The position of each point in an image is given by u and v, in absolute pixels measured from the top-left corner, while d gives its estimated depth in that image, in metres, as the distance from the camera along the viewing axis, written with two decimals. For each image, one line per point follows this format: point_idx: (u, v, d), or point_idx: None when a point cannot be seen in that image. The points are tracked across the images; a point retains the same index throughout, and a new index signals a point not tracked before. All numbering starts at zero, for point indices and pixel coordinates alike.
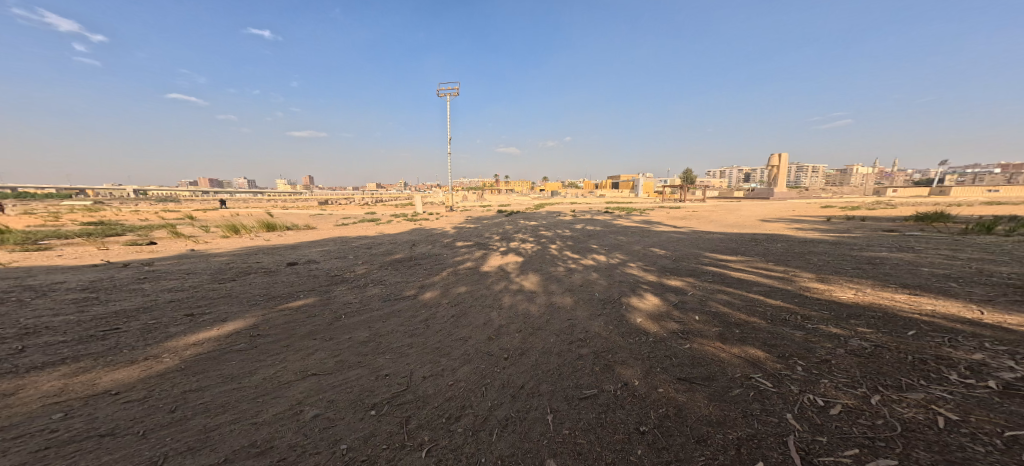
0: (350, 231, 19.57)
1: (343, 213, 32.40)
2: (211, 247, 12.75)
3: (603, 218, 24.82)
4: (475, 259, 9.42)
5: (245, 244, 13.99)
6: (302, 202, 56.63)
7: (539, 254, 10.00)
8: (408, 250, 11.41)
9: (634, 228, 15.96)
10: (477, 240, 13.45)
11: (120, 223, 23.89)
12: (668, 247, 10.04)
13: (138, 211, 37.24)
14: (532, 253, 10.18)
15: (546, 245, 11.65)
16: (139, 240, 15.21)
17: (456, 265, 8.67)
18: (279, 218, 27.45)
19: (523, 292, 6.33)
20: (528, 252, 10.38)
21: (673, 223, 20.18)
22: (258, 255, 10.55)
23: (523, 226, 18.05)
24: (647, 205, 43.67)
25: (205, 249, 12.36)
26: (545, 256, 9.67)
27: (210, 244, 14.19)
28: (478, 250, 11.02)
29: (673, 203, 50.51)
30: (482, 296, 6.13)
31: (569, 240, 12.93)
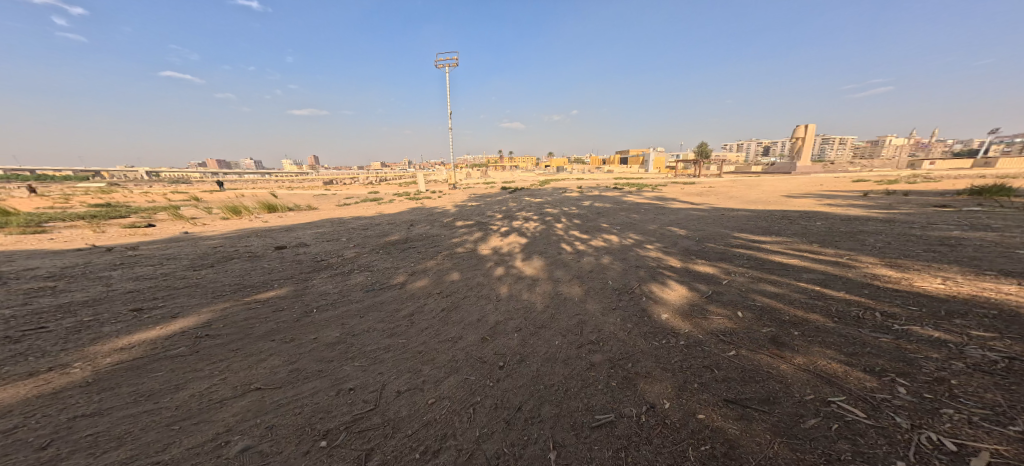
0: (351, 211, 19.00)
1: (346, 192, 31.96)
2: (206, 230, 12.30)
3: (614, 195, 23.49)
4: (475, 241, 8.63)
5: (242, 226, 13.51)
6: (308, 182, 56.61)
7: (544, 234, 9.12)
8: (405, 231, 10.69)
9: (648, 206, 14.84)
10: (480, 219, 12.59)
11: (127, 205, 23.91)
12: (689, 225, 9.02)
13: (148, 193, 37.61)
14: (538, 233, 9.32)
15: (553, 224, 10.73)
16: (139, 222, 14.93)
17: (454, 248, 7.92)
18: (282, 199, 27.06)
19: (525, 279, 5.53)
20: (533, 232, 9.50)
21: (691, 199, 18.81)
22: (248, 238, 10.00)
23: (528, 204, 17.10)
24: (659, 181, 41.80)
25: (200, 231, 11.91)
26: (553, 236, 8.79)
27: (206, 226, 13.77)
28: (480, 231, 10.21)
29: (687, 178, 48.26)
30: (477, 284, 5.36)
31: (578, 218, 11.95)
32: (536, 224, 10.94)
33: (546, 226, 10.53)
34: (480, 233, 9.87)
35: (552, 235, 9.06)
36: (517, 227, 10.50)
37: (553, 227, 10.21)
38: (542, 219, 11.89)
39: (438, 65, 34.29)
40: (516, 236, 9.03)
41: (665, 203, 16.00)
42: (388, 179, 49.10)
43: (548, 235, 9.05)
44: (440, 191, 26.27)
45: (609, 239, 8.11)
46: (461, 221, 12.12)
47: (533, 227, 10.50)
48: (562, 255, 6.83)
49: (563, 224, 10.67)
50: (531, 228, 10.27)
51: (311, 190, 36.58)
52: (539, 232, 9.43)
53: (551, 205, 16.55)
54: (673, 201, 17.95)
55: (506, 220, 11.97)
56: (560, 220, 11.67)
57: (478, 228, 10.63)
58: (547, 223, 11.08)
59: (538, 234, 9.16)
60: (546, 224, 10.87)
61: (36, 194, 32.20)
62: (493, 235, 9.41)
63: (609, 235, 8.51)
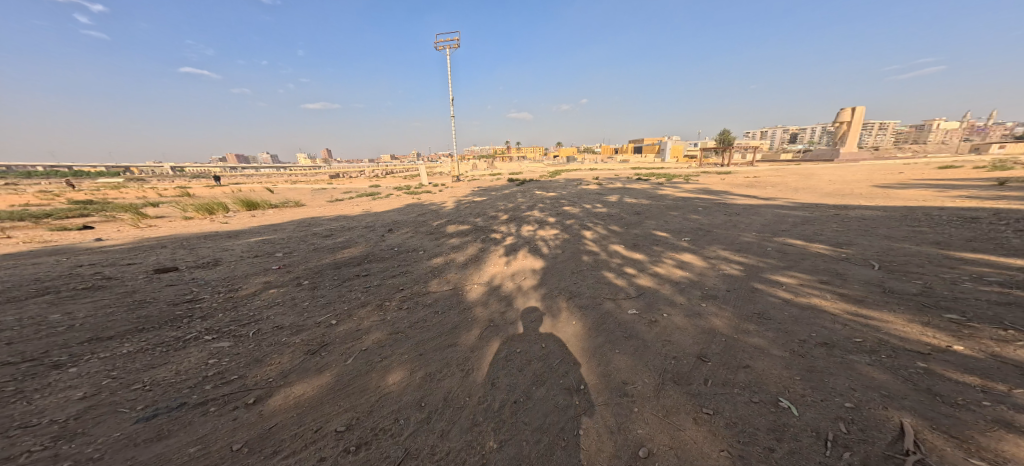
0: (332, 209, 16.14)
1: (339, 187, 29.30)
2: (130, 235, 9.53)
3: (645, 187, 19.87)
4: (470, 264, 5.65)
5: (188, 229, 10.81)
6: (309, 176, 54.64)
7: (576, 249, 6.05)
8: (377, 239, 7.73)
9: (700, 200, 11.42)
10: (482, 221, 9.57)
11: (94, 202, 21.55)
12: (807, 231, 5.74)
13: (140, 188, 35.85)
14: (565, 247, 6.26)
15: (584, 231, 7.60)
16: (65, 224, 12.22)
17: (432, 279, 5.00)
18: (265, 194, 24.34)
19: (567, 388, 2.60)
20: (556, 245, 6.49)
21: (747, 192, 15.05)
22: (154, 248, 7.11)
23: (543, 199, 13.89)
24: (684, 171, 37.67)
25: (123, 236, 9.25)
26: (590, 254, 5.73)
27: (140, 229, 11.01)
28: (481, 241, 7.23)
29: (716, 168, 43.53)
30: (449, 412, 2.42)
31: (615, 219, 8.75)
32: (557, 230, 7.87)
33: (574, 233, 7.43)
34: (481, 245, 6.87)
35: (587, 250, 5.97)
36: (532, 235, 7.48)
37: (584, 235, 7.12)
38: (567, 223, 8.74)
39: (439, 47, 31.24)
40: (532, 253, 6.00)
41: (721, 197, 12.39)
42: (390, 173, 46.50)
43: (580, 250, 6.01)
44: (440, 184, 23.18)
45: (686, 258, 4.95)
46: (457, 225, 9.17)
47: (556, 234, 7.42)
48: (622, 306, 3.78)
49: (598, 230, 7.55)
50: (553, 237, 7.21)
51: (306, 184, 34.13)
52: (567, 245, 6.36)
53: (572, 201, 13.28)
54: (728, 194, 14.21)
55: (517, 224, 8.90)
56: (591, 222, 8.53)
57: (479, 236, 7.67)
58: (574, 228, 8.00)
59: (566, 249, 6.11)
60: (574, 230, 7.79)
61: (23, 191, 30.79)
62: (499, 250, 6.42)
63: (682, 250, 5.35)
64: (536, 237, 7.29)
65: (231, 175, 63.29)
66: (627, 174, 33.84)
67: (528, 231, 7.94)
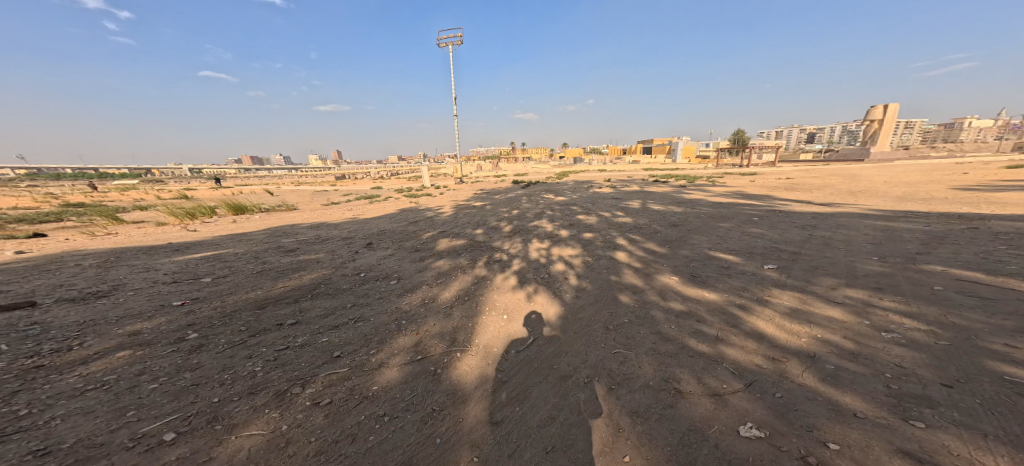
0: (316, 212, 14.50)
1: (333, 189, 27.70)
2: (58, 246, 7.91)
3: (666, 190, 17.89)
4: (458, 311, 4.02)
5: (144, 237, 9.34)
6: (311, 178, 53.66)
7: (610, 287, 4.35)
8: (347, 260, 6.12)
9: (743, 206, 9.56)
10: (483, 233, 7.89)
11: (68, 205, 20.08)
12: (957, 250, 3.94)
13: (134, 190, 34.81)
14: (593, 281, 4.58)
15: (613, 249, 5.88)
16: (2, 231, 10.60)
17: (396, 339, 3.40)
18: (252, 196, 22.74)
19: None
20: (579, 275, 4.80)
21: (791, 194, 12.99)
22: (52, 269, 5.47)
23: (553, 204, 12.16)
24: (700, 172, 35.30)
25: (58, 247, 7.78)
26: (631, 297, 4.04)
27: (81, 237, 9.38)
28: (480, 264, 5.58)
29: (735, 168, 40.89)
30: None
31: (649, 230, 6.99)
32: (577, 248, 6.18)
33: (600, 253, 5.74)
34: (479, 272, 5.23)
35: (625, 288, 4.27)
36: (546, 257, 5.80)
37: (616, 258, 5.39)
38: (588, 237, 7.04)
39: (440, 44, 29.45)
40: (547, 294, 4.32)
41: (767, 202, 10.47)
42: (389, 175, 45.01)
43: (615, 287, 4.33)
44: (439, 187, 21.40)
45: (790, 309, 3.22)
46: (452, 238, 7.53)
47: (577, 255, 5.73)
48: (727, 426, 2.07)
49: (632, 248, 5.82)
50: (574, 259, 5.50)
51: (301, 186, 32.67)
52: (597, 277, 4.67)
53: (587, 207, 11.52)
54: (769, 197, 12.22)
55: (526, 238, 7.22)
56: (620, 236, 6.78)
57: (477, 255, 6.04)
58: (599, 246, 6.28)
59: (596, 286, 4.43)
60: (600, 248, 6.06)
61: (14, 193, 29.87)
62: (502, 280, 4.78)
63: (774, 291, 3.61)
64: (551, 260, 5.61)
65: (235, 177, 62.79)
66: (642, 176, 31.67)
67: (540, 249, 6.26)
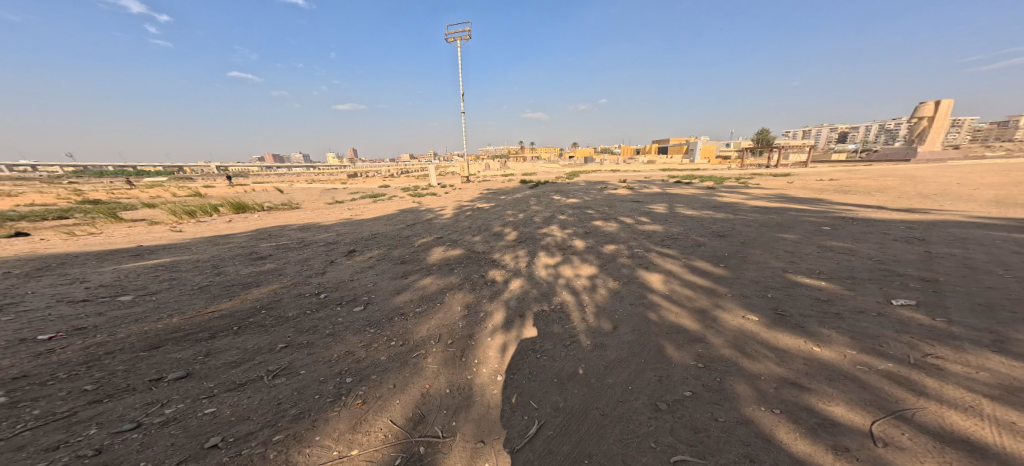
0: (311, 212, 13.56)
1: (337, 188, 26.97)
2: (16, 248, 7.08)
3: (693, 192, 16.07)
4: (428, 367, 2.84)
5: (119, 238, 8.54)
6: (322, 176, 53.78)
7: (651, 331, 3.03)
8: (316, 273, 5.02)
9: (796, 209, 8.01)
10: (484, 241, 6.68)
11: (70, 201, 19.73)
12: None
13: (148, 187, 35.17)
14: (626, 320, 3.26)
15: (647, 269, 4.53)
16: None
17: (322, 415, 2.27)
18: (253, 195, 22.02)
19: None
20: (606, 311, 3.48)
21: (846, 195, 11.19)
22: None
23: (566, 207, 10.85)
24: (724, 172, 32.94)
25: (16, 249, 7.04)
26: (687, 350, 2.72)
27: (48, 237, 8.55)
28: (475, 286, 4.35)
29: (763, 168, 38.07)
30: None
31: (689, 240, 5.58)
32: (599, 267, 4.88)
33: (629, 275, 4.41)
34: (472, 298, 4.02)
35: (675, 335, 2.95)
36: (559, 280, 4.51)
37: (652, 282, 4.07)
38: (611, 250, 5.71)
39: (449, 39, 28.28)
40: (561, 343, 3.04)
41: (823, 204, 8.83)
42: (397, 173, 44.28)
43: (660, 332, 3.01)
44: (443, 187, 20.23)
45: (996, 395, 1.85)
46: (447, 247, 6.34)
47: (601, 277, 4.44)
48: None
49: (673, 268, 4.45)
50: (596, 284, 4.20)
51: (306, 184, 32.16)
52: (630, 314, 3.38)
53: (604, 210, 10.15)
54: (821, 198, 10.49)
55: (535, 251, 5.94)
56: (653, 248, 5.42)
57: (472, 271, 4.82)
58: (627, 263, 4.95)
59: (630, 329, 3.13)
60: (629, 267, 4.74)
61: (34, 189, 30.45)
62: (497, 317, 3.56)
63: (939, 353, 2.22)
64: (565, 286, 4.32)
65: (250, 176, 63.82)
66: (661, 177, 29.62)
67: (551, 268, 4.96)
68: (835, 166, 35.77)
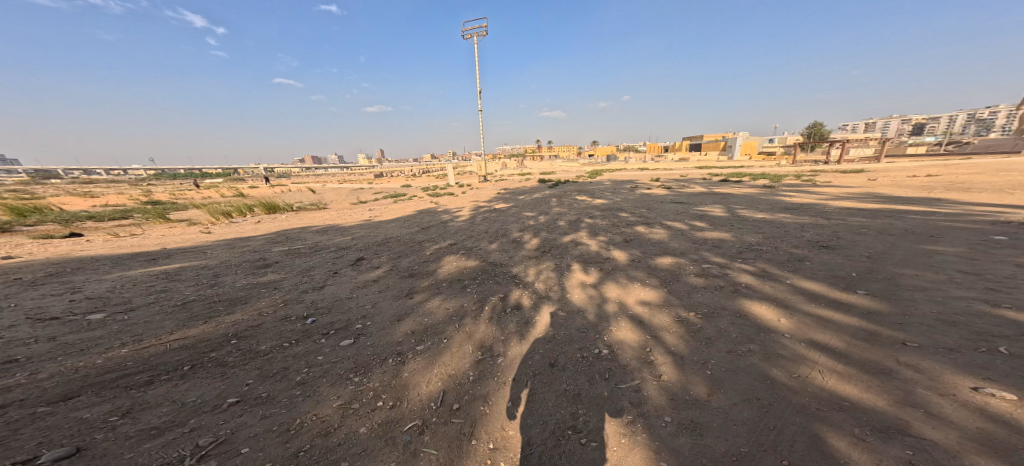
0: (332, 214, 13.30)
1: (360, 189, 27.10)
2: (47, 251, 7.06)
3: (746, 191, 14.08)
4: (422, 454, 2.01)
5: (145, 240, 8.47)
6: (352, 177, 55.57)
7: (789, 417, 1.93)
8: (315, 287, 4.35)
9: (906, 209, 6.35)
10: (512, 251, 5.74)
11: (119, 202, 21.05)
12: None
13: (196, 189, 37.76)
14: (734, 393, 2.20)
15: (740, 295, 3.36)
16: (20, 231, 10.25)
17: None
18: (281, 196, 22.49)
19: None
20: (695, 376, 2.43)
21: (957, 192, 9.03)
22: None
23: (601, 208, 9.68)
24: (772, 169, 29.65)
25: (46, 252, 7.02)
26: (885, 461, 1.57)
27: (82, 239, 8.64)
28: (494, 327, 3.47)
29: (820, 164, 33.81)
30: None
31: (783, 250, 4.27)
32: (665, 293, 3.78)
33: (714, 306, 3.28)
34: (496, 344, 3.18)
35: (838, 425, 1.83)
36: (614, 320, 3.50)
37: (754, 321, 2.92)
38: (675, 262, 4.53)
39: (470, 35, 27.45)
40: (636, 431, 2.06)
41: (937, 204, 6.97)
42: (421, 174, 44.52)
43: (806, 418, 1.90)
44: (464, 186, 19.48)
45: None
46: (467, 257, 5.48)
47: (672, 312, 3.36)
48: None
49: (778, 294, 3.23)
50: (666, 327, 3.14)
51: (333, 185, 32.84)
52: (741, 377, 2.32)
53: (647, 212, 8.87)
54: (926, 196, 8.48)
55: (574, 268, 4.92)
56: (735, 261, 4.17)
57: (494, 302, 3.94)
58: (704, 283, 3.77)
59: (749, 407, 2.05)
60: (709, 291, 3.57)
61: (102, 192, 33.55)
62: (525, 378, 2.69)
63: None
64: (623, 327, 3.31)
65: (290, 177, 67.66)
66: (700, 175, 27.05)
67: (601, 301, 3.94)
68: (914, 160, 30.82)
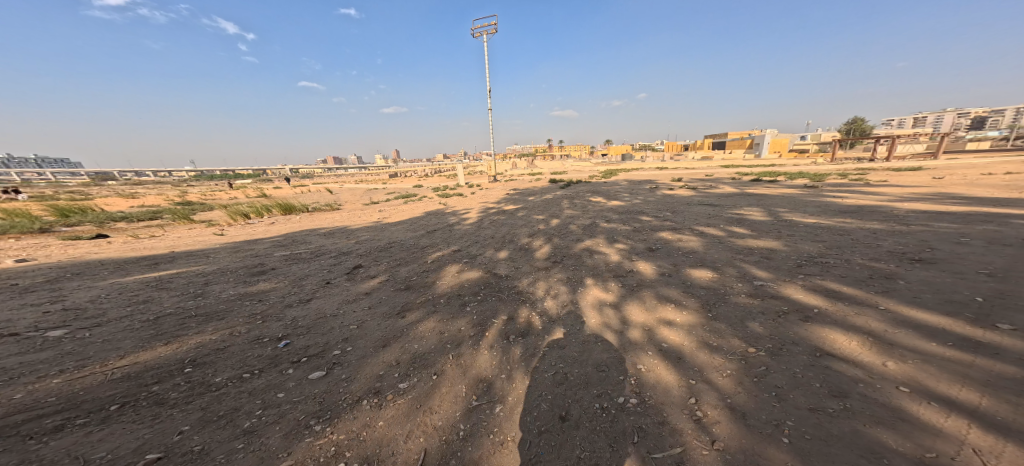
0: (343, 215, 13.15)
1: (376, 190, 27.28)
2: (60, 253, 7.09)
3: (784, 190, 12.80)
4: None
5: (157, 242, 8.46)
6: (371, 178, 56.71)
7: None
8: (301, 300, 3.94)
9: (1000, 211, 5.24)
10: (521, 264, 5.15)
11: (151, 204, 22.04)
12: None
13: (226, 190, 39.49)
14: None
15: (815, 325, 2.58)
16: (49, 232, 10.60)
17: None
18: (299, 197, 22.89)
19: None
20: (767, 447, 1.73)
21: None
22: None
23: (621, 211, 8.90)
24: (808, 167, 27.42)
25: (62, 253, 7.08)
26: None
27: (99, 240, 8.73)
28: (493, 360, 2.90)
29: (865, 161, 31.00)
30: None
31: (859, 263, 3.41)
32: (708, 318, 3.05)
33: (777, 339, 2.53)
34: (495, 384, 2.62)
35: None
36: (643, 352, 2.82)
37: (842, 362, 2.15)
38: (716, 277, 3.77)
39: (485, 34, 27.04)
40: None
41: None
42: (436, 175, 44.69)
43: None
44: (477, 187, 19.03)
45: None
46: (470, 272, 4.94)
47: (722, 345, 2.63)
48: None
49: (869, 326, 2.44)
50: (715, 367, 2.43)
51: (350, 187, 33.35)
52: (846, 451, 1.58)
53: (674, 214, 8.02)
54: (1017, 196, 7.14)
55: (592, 283, 4.26)
56: (796, 277, 3.37)
57: (494, 327, 3.37)
58: (758, 306, 3.01)
59: None
60: (767, 318, 2.82)
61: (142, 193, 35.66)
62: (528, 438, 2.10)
63: None
64: (656, 364, 2.62)
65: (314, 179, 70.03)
66: (729, 174, 25.32)
67: (624, 327, 3.26)
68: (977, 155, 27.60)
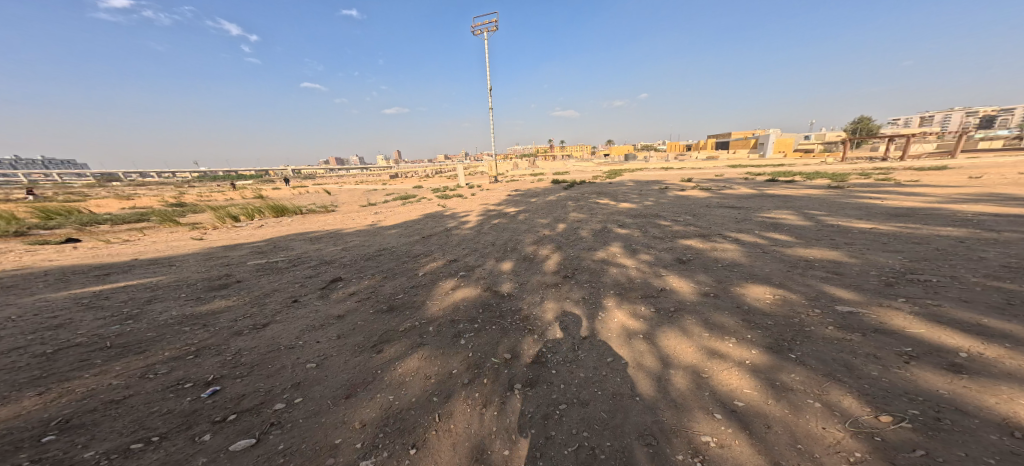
0: (335, 218, 12.38)
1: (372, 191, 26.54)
2: (9, 260, 6.29)
3: (805, 190, 11.95)
4: None
5: (125, 247, 7.67)
6: (370, 178, 56.02)
7: None
8: (252, 326, 3.18)
9: None
10: (528, 281, 4.38)
11: (137, 205, 21.18)
12: None
13: (222, 191, 38.84)
14: None
15: (968, 381, 1.79)
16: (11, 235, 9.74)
17: None
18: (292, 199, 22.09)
19: None
20: None
21: None
22: None
23: (635, 214, 8.14)
24: (819, 168, 26.57)
25: (13, 260, 6.31)
26: None
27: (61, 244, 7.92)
28: (489, 424, 2.14)
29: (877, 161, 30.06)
30: None
31: (976, 287, 2.62)
32: (790, 360, 2.26)
33: (919, 402, 1.73)
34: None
35: None
36: (706, 413, 2.02)
37: None
38: (779, 300, 2.98)
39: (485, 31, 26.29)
40: None
41: None
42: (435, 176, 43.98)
43: None
44: (476, 188, 18.24)
45: None
46: (468, 292, 4.17)
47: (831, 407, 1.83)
48: None
49: None
50: (831, 448, 1.62)
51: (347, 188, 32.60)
52: None
53: (695, 218, 7.24)
54: None
55: (617, 306, 3.48)
56: (893, 305, 2.58)
57: (495, 374, 2.62)
58: (857, 348, 2.22)
59: None
60: (880, 366, 2.03)
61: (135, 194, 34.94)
62: None
63: None
64: (733, 433, 1.83)
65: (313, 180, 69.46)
66: (735, 174, 24.36)
67: (671, 370, 2.47)
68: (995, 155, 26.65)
